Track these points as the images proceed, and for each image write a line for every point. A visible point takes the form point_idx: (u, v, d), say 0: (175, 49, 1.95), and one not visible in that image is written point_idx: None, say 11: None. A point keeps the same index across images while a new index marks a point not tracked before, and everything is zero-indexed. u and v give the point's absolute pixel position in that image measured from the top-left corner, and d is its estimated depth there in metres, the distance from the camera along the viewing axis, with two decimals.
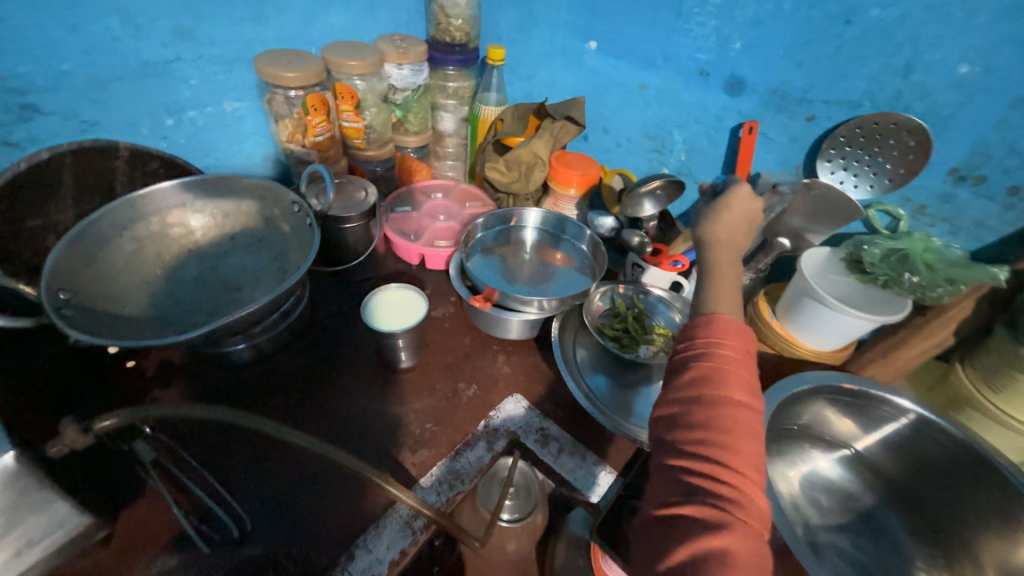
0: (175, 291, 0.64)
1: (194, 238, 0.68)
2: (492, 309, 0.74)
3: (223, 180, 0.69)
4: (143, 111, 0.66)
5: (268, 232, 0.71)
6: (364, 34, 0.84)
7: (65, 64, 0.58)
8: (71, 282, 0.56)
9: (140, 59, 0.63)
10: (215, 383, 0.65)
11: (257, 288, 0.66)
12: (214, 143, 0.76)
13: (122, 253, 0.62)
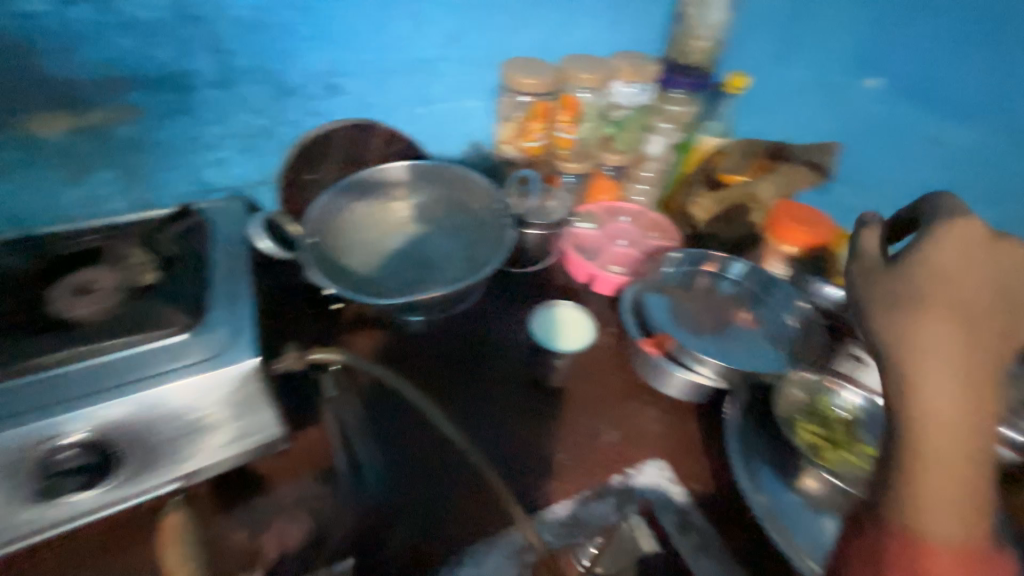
0: (383, 256, 0.73)
1: (405, 213, 0.76)
2: (661, 359, 0.66)
3: (443, 168, 0.76)
4: (403, 100, 0.74)
5: (464, 222, 0.77)
6: (603, 49, 0.82)
7: (366, 56, 0.68)
8: (321, 230, 0.68)
9: (418, 55, 0.71)
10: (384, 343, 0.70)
11: (446, 272, 0.73)
12: (446, 137, 0.81)
13: (356, 213, 0.73)
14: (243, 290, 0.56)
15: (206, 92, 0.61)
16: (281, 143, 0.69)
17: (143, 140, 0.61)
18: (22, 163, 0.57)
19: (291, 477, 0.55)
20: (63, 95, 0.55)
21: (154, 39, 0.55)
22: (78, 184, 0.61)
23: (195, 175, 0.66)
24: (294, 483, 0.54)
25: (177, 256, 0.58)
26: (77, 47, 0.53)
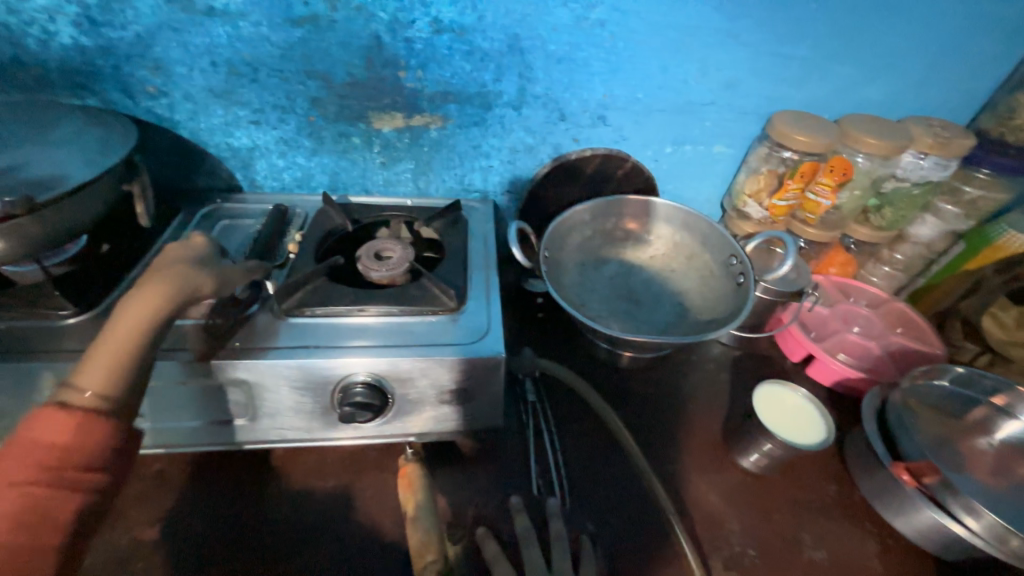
0: (597, 280, 0.77)
1: (631, 248, 0.80)
2: (917, 494, 0.54)
3: (681, 212, 0.77)
4: (658, 138, 0.75)
5: (690, 271, 0.77)
6: (890, 110, 0.73)
7: (639, 93, 0.69)
8: (552, 246, 0.74)
9: (688, 98, 0.70)
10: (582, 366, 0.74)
11: (655, 313, 0.73)
12: (681, 176, 0.81)
13: (581, 237, 0.78)
14: (492, 290, 0.63)
15: (501, 110, 0.69)
16: (538, 159, 0.76)
17: (441, 141, 0.72)
18: (358, 146, 0.72)
19: (485, 463, 0.60)
20: (404, 102, 0.67)
21: (483, 65, 0.64)
22: (385, 168, 0.74)
23: (464, 176, 0.76)
24: (488, 469, 0.60)
25: (445, 245, 0.68)
26: (426, 67, 0.63)
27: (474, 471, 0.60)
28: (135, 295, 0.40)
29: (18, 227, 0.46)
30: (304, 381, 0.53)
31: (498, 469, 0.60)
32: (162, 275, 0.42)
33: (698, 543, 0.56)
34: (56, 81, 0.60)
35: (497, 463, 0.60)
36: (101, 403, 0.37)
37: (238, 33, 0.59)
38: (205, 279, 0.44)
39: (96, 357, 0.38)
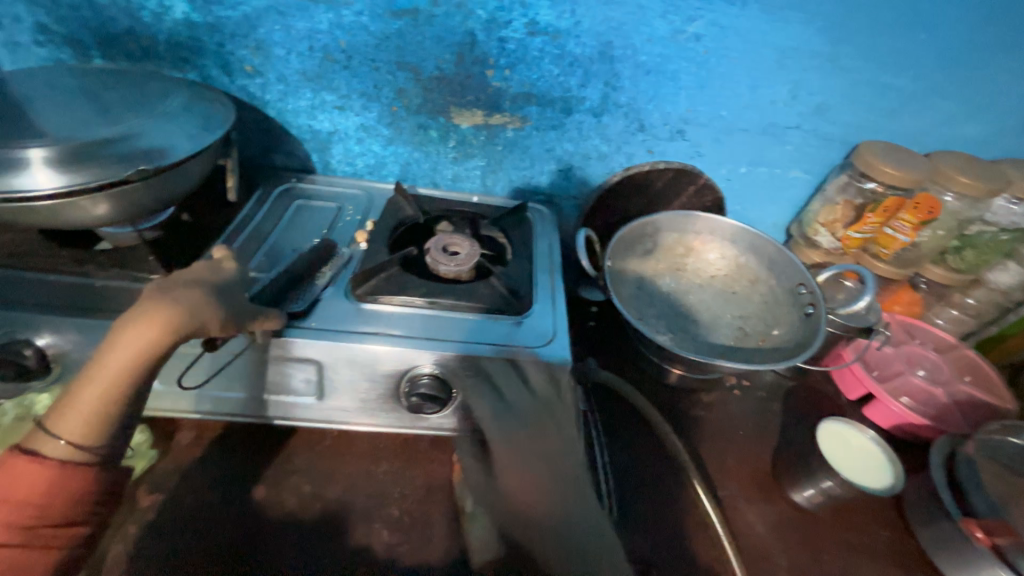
0: (654, 294, 0.77)
1: (693, 266, 0.80)
2: (988, 556, 0.52)
3: (750, 234, 0.76)
4: (733, 157, 0.74)
5: (754, 297, 0.75)
6: (982, 150, 0.71)
7: (723, 111, 0.68)
8: (615, 255, 0.74)
9: (773, 120, 0.69)
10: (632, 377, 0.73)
11: (712, 333, 0.73)
12: (751, 197, 0.79)
13: (642, 249, 0.78)
14: (556, 295, 0.63)
15: (580, 116, 0.69)
16: (608, 167, 0.75)
17: (515, 142, 0.72)
18: (433, 140, 0.72)
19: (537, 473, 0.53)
20: (486, 100, 0.67)
21: (570, 69, 0.64)
22: (456, 163, 0.75)
23: (532, 178, 0.76)
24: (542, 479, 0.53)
25: (510, 246, 0.69)
26: (515, 67, 0.63)
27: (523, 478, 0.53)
28: (141, 319, 0.39)
29: (129, 191, 0.49)
30: (373, 369, 0.53)
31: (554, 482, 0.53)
32: (173, 297, 0.41)
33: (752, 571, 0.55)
34: (163, 53, 0.63)
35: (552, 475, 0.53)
36: (78, 452, 0.38)
37: (339, 21, 0.60)
38: (212, 316, 0.42)
39: (89, 392, 0.38)
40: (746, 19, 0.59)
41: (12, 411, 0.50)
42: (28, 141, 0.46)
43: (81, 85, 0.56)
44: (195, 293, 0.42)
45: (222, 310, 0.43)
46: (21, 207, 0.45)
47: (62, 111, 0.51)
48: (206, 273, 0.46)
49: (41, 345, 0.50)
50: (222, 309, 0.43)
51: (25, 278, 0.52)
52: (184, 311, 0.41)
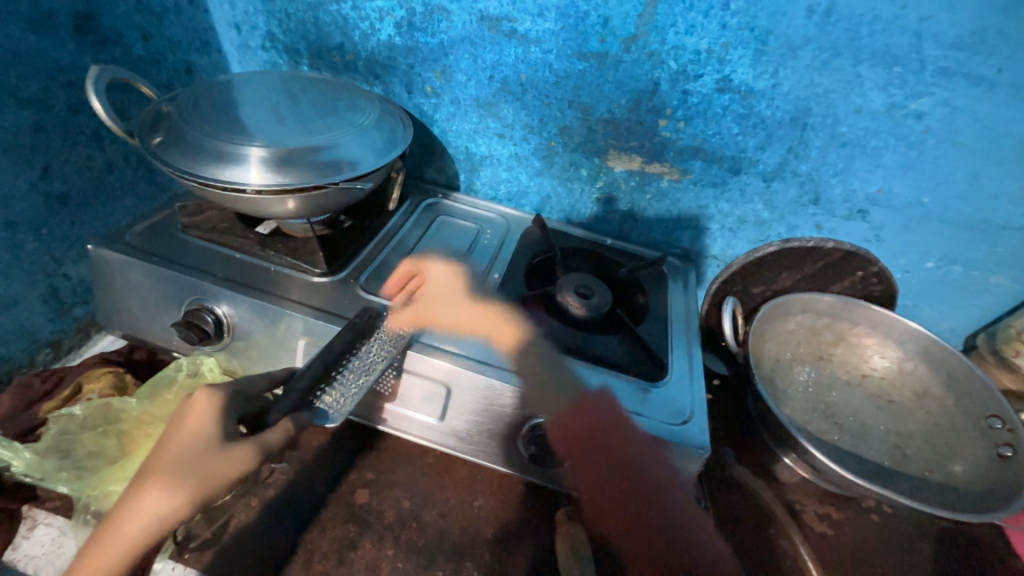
0: (791, 383, 0.68)
1: (841, 359, 0.70)
2: None
3: (924, 338, 0.65)
4: (923, 249, 0.64)
5: (919, 414, 0.64)
6: None
7: (925, 198, 0.59)
8: (757, 330, 0.67)
9: (988, 217, 0.59)
10: (752, 468, 0.64)
11: (859, 445, 0.62)
12: (931, 295, 0.68)
13: (786, 328, 0.69)
14: (694, 368, 0.58)
15: (749, 178, 0.64)
16: (763, 234, 0.69)
17: (667, 193, 0.68)
18: (581, 178, 0.71)
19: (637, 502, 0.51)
20: (650, 149, 0.64)
21: (753, 130, 0.59)
22: (597, 204, 0.73)
23: (675, 231, 0.72)
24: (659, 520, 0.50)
25: (645, 302, 0.65)
26: (692, 121, 0.60)
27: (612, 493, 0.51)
28: (112, 529, 0.39)
29: (318, 195, 0.53)
30: (497, 407, 0.52)
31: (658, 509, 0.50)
32: (143, 501, 0.40)
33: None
34: (359, 67, 0.69)
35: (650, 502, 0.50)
36: None
37: (526, 56, 0.61)
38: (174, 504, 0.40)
39: None
40: (987, 102, 0.51)
41: (186, 369, 0.57)
42: (250, 139, 0.51)
43: (291, 90, 0.62)
44: (157, 485, 0.40)
45: (182, 503, 0.40)
46: (235, 197, 0.51)
47: (277, 114, 0.57)
48: (178, 440, 0.41)
49: (220, 314, 0.55)
50: (173, 504, 0.40)
51: (222, 255, 0.59)
52: (133, 522, 0.39)
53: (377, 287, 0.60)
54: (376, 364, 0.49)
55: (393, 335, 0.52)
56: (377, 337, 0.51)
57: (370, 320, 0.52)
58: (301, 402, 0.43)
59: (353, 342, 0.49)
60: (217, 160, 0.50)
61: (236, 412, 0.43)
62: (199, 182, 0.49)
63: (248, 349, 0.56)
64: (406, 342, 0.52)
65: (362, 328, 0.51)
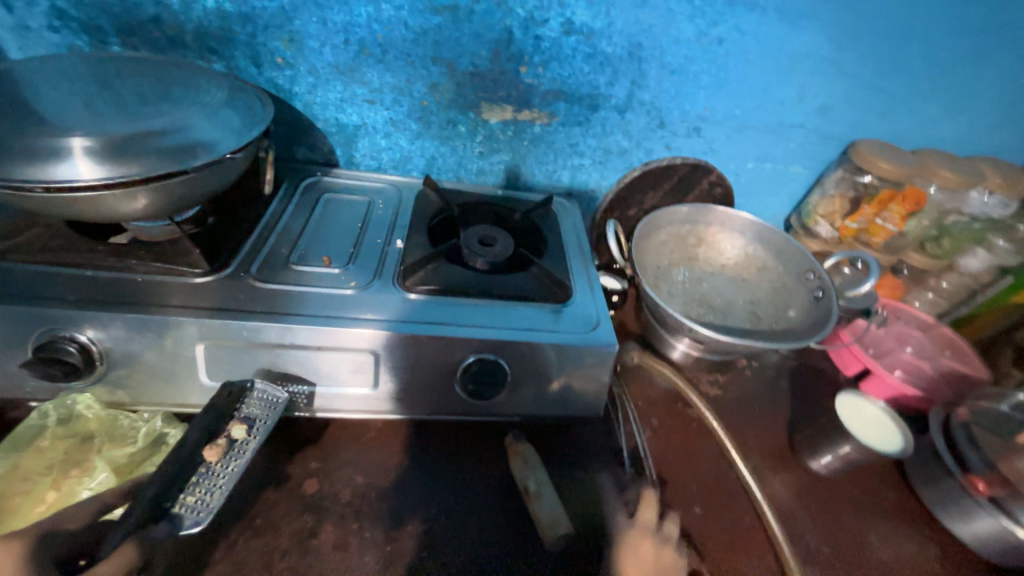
0: (672, 283, 0.80)
1: (704, 255, 0.84)
2: (985, 505, 0.59)
3: (757, 225, 0.81)
4: (743, 153, 0.79)
5: (763, 284, 0.81)
6: (957, 147, 0.79)
7: (738, 110, 0.73)
8: (639, 244, 0.77)
9: (781, 119, 0.75)
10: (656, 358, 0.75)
11: (726, 318, 0.77)
12: (755, 190, 0.85)
13: (660, 239, 0.81)
14: (594, 285, 0.66)
15: (606, 112, 0.72)
16: (628, 162, 0.79)
17: (542, 137, 0.74)
18: (461, 135, 0.73)
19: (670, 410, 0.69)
20: (518, 96, 0.69)
21: (601, 68, 0.66)
22: (482, 158, 0.76)
23: (555, 172, 0.79)
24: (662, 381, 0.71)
25: (543, 238, 0.71)
26: (548, 64, 0.66)
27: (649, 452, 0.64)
28: None
29: (178, 183, 0.48)
30: (426, 358, 0.54)
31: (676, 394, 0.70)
32: None
33: (785, 529, 0.59)
34: (190, 42, 0.61)
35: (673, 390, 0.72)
36: None
37: (378, 15, 0.60)
38: None
39: None
40: (764, 24, 0.64)
41: (56, 413, 0.49)
42: (67, 130, 0.44)
43: (108, 73, 0.53)
44: None
45: None
46: (68, 199, 0.43)
47: (98, 100, 0.49)
48: None
49: (85, 341, 0.48)
50: None
51: (66, 276, 0.50)
52: None
53: (273, 275, 0.57)
54: (241, 452, 0.47)
55: (261, 407, 0.50)
56: (242, 414, 0.49)
57: (234, 396, 0.49)
58: (151, 515, 0.41)
59: (214, 428, 0.47)
60: (30, 158, 0.42)
61: (56, 557, 0.40)
62: (12, 187, 0.41)
63: (134, 371, 0.50)
64: (278, 410, 0.50)
65: (223, 411, 0.48)
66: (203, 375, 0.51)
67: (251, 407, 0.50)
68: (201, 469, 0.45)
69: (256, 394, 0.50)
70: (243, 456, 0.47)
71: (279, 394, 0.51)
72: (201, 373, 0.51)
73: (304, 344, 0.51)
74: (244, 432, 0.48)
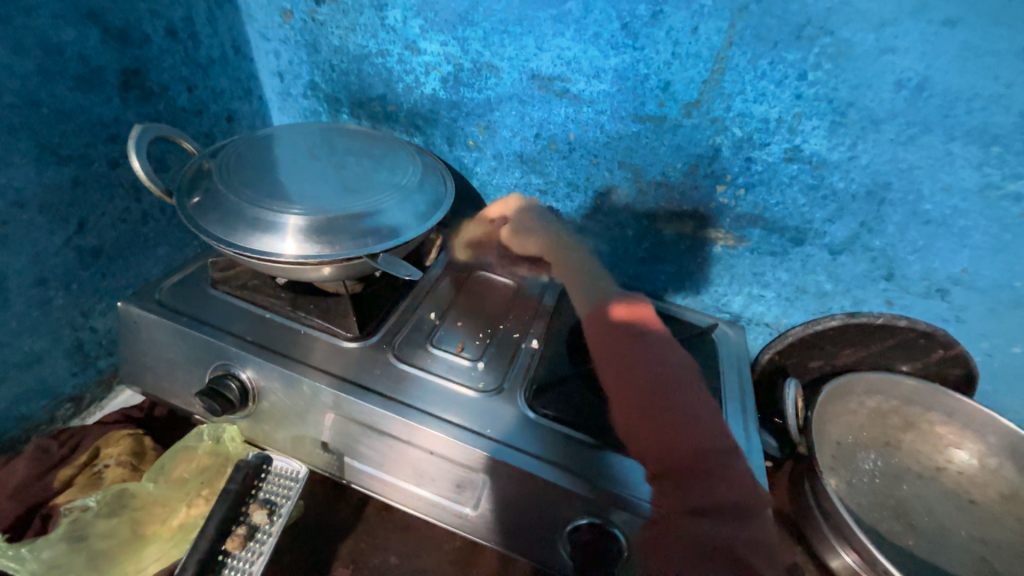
0: (858, 472, 0.61)
1: (911, 447, 0.63)
2: None
3: (1010, 435, 0.58)
4: (1011, 333, 0.57)
5: (1007, 521, 0.58)
6: None
7: (1017, 281, 0.53)
8: (820, 413, 0.61)
9: None
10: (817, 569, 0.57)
11: (937, 552, 0.55)
12: (1017, 382, 0.61)
13: (851, 409, 0.63)
14: (755, 463, 0.51)
15: (813, 249, 0.59)
16: (825, 306, 0.64)
17: (720, 258, 0.64)
18: (626, 240, 0.67)
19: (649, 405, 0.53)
20: (705, 213, 0.60)
21: (822, 202, 0.55)
22: (643, 264, 0.68)
23: (724, 295, 0.67)
24: (635, 364, 0.56)
25: (696, 374, 0.59)
26: (753, 188, 0.56)
27: (675, 496, 0.46)
28: None
29: (357, 263, 0.50)
30: (534, 500, 0.47)
31: (652, 381, 0.55)
32: None
33: None
34: (401, 118, 0.67)
35: (665, 377, 0.56)
36: None
37: (577, 116, 0.58)
38: None
39: None
40: None
41: (209, 435, 0.54)
42: (289, 205, 0.49)
43: (330, 142, 0.60)
44: None
45: None
46: (273, 265, 0.48)
47: (317, 171, 0.55)
48: None
49: (244, 380, 0.52)
50: None
51: (251, 314, 0.56)
52: None
53: (409, 354, 0.56)
54: (264, 536, 0.48)
55: (280, 485, 0.51)
56: (262, 495, 0.50)
57: (251, 476, 0.51)
58: None
59: (236, 515, 0.49)
60: (258, 228, 0.48)
61: None
62: (236, 250, 0.47)
63: (272, 417, 0.53)
64: (297, 487, 0.51)
65: (242, 493, 0.50)
66: (325, 443, 0.52)
67: (272, 486, 0.51)
68: (229, 561, 0.46)
69: (275, 472, 0.52)
70: (267, 540, 0.48)
71: (297, 468, 0.52)
72: (323, 439, 0.52)
73: (419, 444, 0.49)
74: (264, 516, 0.49)
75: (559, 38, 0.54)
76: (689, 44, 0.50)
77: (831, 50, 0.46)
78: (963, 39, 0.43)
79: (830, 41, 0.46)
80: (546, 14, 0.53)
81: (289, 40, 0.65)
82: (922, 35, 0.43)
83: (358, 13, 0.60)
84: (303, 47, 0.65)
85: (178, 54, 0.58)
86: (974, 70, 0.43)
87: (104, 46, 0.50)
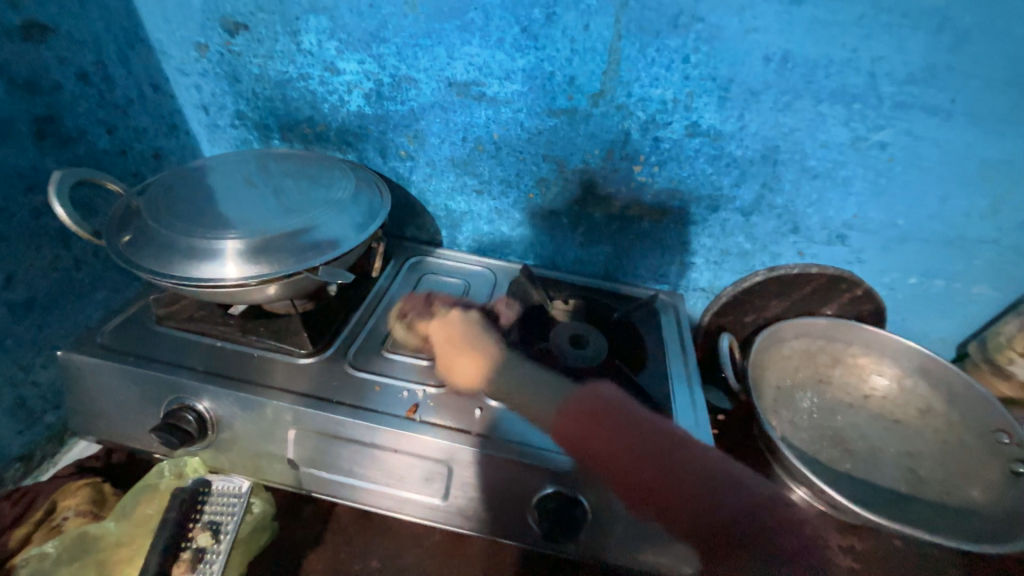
0: (797, 411, 0.67)
1: (841, 381, 0.70)
2: None
3: (919, 356, 0.65)
4: (904, 266, 0.65)
5: (926, 433, 0.65)
6: None
7: (901, 220, 0.60)
8: (757, 361, 0.66)
9: (961, 234, 0.60)
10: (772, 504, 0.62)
11: (869, 469, 0.61)
12: (918, 309, 0.69)
13: (784, 354, 0.69)
14: (699, 412, 0.55)
15: (727, 214, 0.64)
16: (748, 264, 0.69)
17: (649, 233, 0.69)
18: (563, 227, 0.71)
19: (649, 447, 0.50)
20: (628, 193, 0.65)
21: (726, 169, 0.60)
22: (581, 247, 0.72)
23: (660, 267, 0.72)
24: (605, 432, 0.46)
25: (642, 347, 0.63)
26: (666, 165, 0.61)
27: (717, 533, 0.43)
28: None
29: (299, 280, 0.52)
30: (501, 479, 0.50)
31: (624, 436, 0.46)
32: None
33: None
34: (331, 137, 0.68)
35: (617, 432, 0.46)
36: None
37: (497, 117, 0.62)
38: None
39: None
40: (946, 130, 0.53)
41: (171, 471, 0.54)
42: (222, 231, 0.50)
43: (264, 168, 0.61)
44: None
45: None
46: (214, 292, 0.49)
47: (250, 197, 0.56)
48: None
49: (201, 410, 0.53)
50: None
51: (201, 345, 0.57)
52: None
53: (365, 362, 0.58)
54: (213, 556, 0.49)
55: (224, 504, 0.52)
56: (206, 517, 0.51)
57: (190, 503, 0.52)
58: None
59: (181, 542, 0.49)
60: (194, 258, 0.48)
61: None
62: (175, 281, 0.47)
63: (234, 442, 0.53)
64: (242, 503, 0.52)
65: (182, 519, 0.50)
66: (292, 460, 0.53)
67: (215, 506, 0.52)
68: None
69: (217, 492, 0.53)
70: (216, 559, 0.49)
71: (240, 484, 0.53)
72: (289, 455, 0.53)
73: (382, 445, 0.51)
74: (210, 537, 0.50)
75: (467, 47, 0.58)
76: (584, 40, 0.54)
77: (705, 35, 0.52)
78: (811, 14, 0.49)
79: (703, 26, 0.51)
80: (451, 25, 0.57)
81: (209, 73, 0.66)
82: (777, 15, 0.49)
83: (273, 41, 0.61)
84: (223, 78, 0.66)
85: (94, 98, 0.58)
86: (826, 40, 0.50)
87: (12, 98, 0.50)
